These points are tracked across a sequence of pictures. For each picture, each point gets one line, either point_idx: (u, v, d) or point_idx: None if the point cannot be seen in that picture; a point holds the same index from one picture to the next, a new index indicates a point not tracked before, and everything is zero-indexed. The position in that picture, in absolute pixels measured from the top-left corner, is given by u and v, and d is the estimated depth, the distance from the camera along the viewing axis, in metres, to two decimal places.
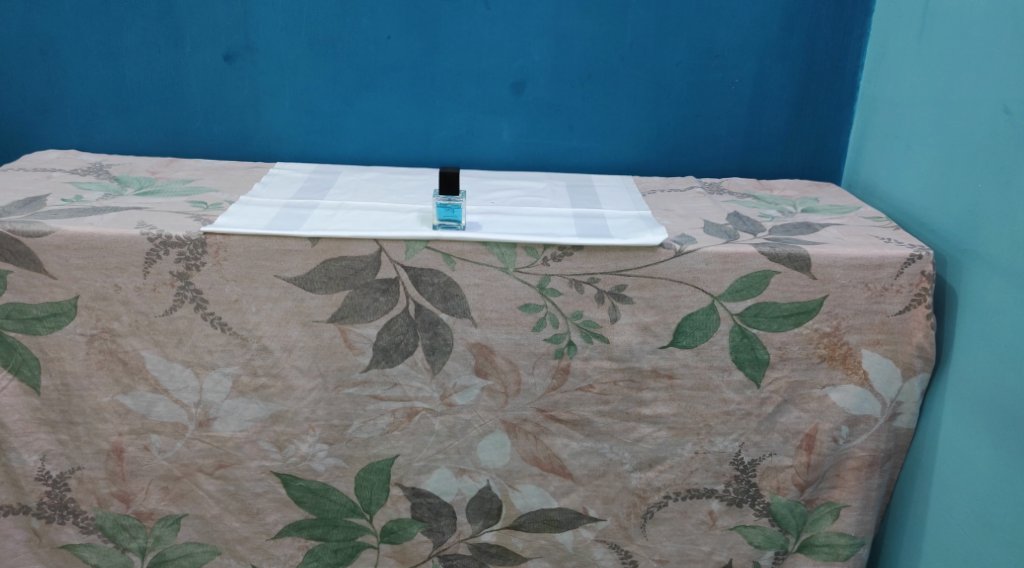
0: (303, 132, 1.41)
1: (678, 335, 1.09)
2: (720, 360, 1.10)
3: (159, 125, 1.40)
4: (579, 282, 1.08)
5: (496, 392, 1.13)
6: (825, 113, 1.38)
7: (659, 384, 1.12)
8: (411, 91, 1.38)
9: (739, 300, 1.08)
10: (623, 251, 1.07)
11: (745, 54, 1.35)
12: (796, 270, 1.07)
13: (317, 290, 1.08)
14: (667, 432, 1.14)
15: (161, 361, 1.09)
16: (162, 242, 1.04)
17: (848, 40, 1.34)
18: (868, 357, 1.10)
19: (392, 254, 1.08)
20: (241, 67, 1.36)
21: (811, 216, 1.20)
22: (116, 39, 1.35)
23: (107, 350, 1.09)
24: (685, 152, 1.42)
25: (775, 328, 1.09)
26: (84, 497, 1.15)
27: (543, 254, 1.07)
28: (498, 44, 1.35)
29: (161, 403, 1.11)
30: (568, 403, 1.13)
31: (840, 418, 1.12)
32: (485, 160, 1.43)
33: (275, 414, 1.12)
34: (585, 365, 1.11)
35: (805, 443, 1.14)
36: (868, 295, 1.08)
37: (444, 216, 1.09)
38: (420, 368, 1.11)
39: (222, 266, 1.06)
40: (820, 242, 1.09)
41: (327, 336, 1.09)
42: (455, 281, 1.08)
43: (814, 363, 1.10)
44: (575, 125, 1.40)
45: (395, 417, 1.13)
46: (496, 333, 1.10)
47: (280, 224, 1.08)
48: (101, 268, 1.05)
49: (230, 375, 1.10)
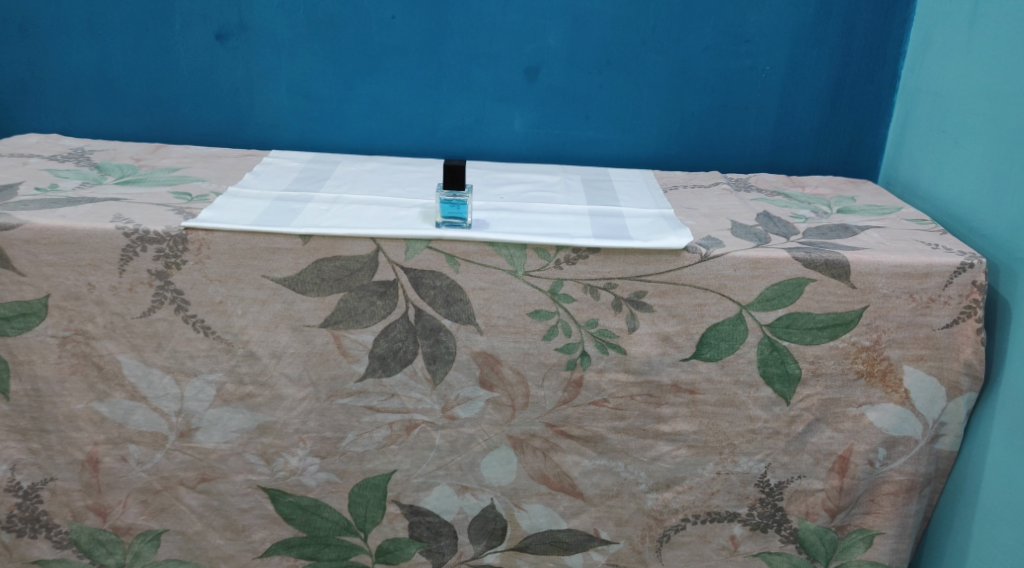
0: (301, 117, 1.32)
1: (702, 347, 1.00)
2: (747, 375, 1.01)
3: (148, 109, 1.31)
4: (594, 287, 0.99)
5: (502, 406, 1.04)
6: (863, 105, 1.29)
7: (679, 399, 1.03)
8: (417, 76, 1.29)
9: (769, 310, 0.98)
10: (644, 254, 0.98)
11: (777, 39, 1.25)
12: (833, 277, 0.97)
13: (309, 293, 0.99)
14: (686, 450, 1.05)
15: (139, 366, 1.01)
16: (139, 237, 0.96)
17: (891, 25, 1.24)
18: (911, 375, 1.00)
19: (391, 254, 0.98)
20: (234, 47, 1.27)
21: (849, 217, 1.10)
22: (101, 16, 1.26)
23: (80, 354, 1.00)
24: (710, 144, 1.33)
25: (809, 340, 0.99)
26: (57, 510, 1.07)
27: (556, 257, 0.98)
28: (512, 25, 1.25)
29: (139, 412, 1.03)
30: (580, 418, 1.04)
31: (877, 440, 1.03)
32: (495, 151, 1.34)
33: (262, 425, 1.04)
34: (600, 378, 1.02)
35: (837, 466, 1.04)
36: (913, 307, 0.97)
37: (448, 213, 1.00)
38: (420, 378, 1.02)
39: (205, 265, 0.97)
40: (860, 247, 0.99)
41: (319, 342, 1.00)
42: (459, 285, 0.99)
43: (850, 380, 1.00)
44: (592, 115, 1.31)
45: (393, 430, 1.05)
46: (503, 342, 1.01)
47: (270, 219, 0.99)
48: (73, 265, 0.97)
49: (214, 383, 1.02)
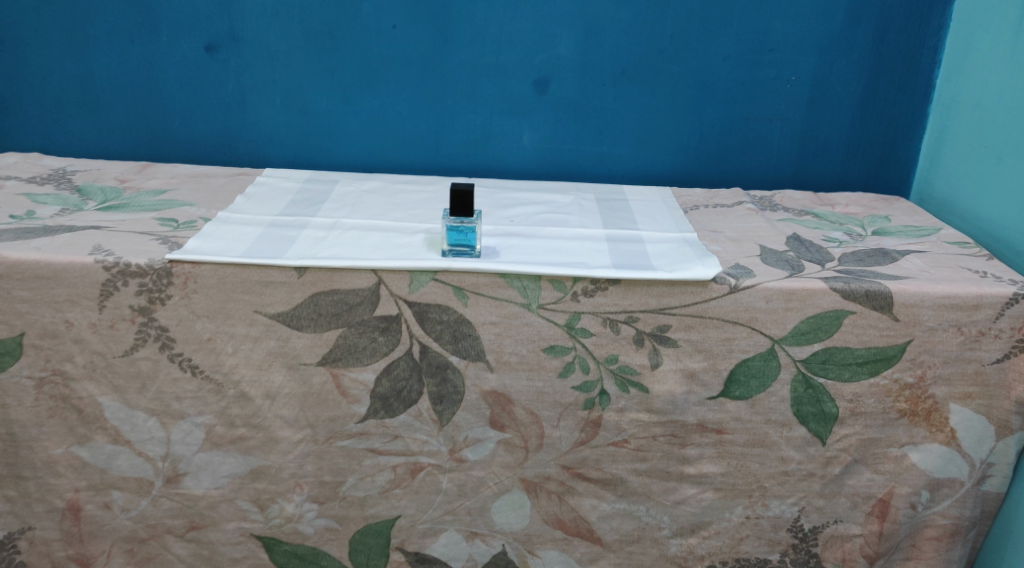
0: (296, 133, 1.24)
1: (730, 384, 0.92)
2: (780, 414, 0.93)
3: (134, 125, 1.24)
4: (614, 321, 0.91)
5: (514, 447, 0.96)
6: (894, 117, 1.22)
7: (706, 440, 0.95)
8: (419, 89, 1.21)
9: (805, 345, 0.90)
10: (668, 286, 0.89)
11: (803, 47, 1.18)
12: (875, 309, 0.89)
13: (305, 329, 0.91)
14: (713, 493, 0.97)
15: (122, 409, 0.93)
16: (120, 271, 0.88)
17: (925, 32, 1.17)
18: (957, 413, 0.93)
19: (393, 287, 0.90)
20: (225, 59, 1.19)
21: (885, 241, 1.02)
22: (84, 27, 1.18)
23: (58, 396, 0.92)
24: (731, 159, 1.25)
25: (847, 377, 0.91)
26: (36, 561, 0.99)
27: (573, 289, 0.90)
28: (521, 35, 1.18)
29: (123, 456, 0.95)
30: (598, 460, 0.97)
31: (920, 482, 0.95)
32: (503, 167, 1.26)
33: (256, 469, 0.96)
34: (620, 418, 0.94)
35: (877, 510, 0.97)
36: (961, 341, 0.90)
37: (455, 241, 0.92)
38: (426, 419, 0.94)
39: (193, 300, 0.90)
40: (903, 276, 0.91)
41: (317, 382, 0.93)
42: (468, 319, 0.91)
43: (891, 419, 0.93)
44: (606, 129, 1.24)
45: (396, 473, 0.97)
46: (516, 380, 0.93)
47: (261, 250, 0.92)
48: (48, 301, 0.89)
49: (203, 425, 0.94)
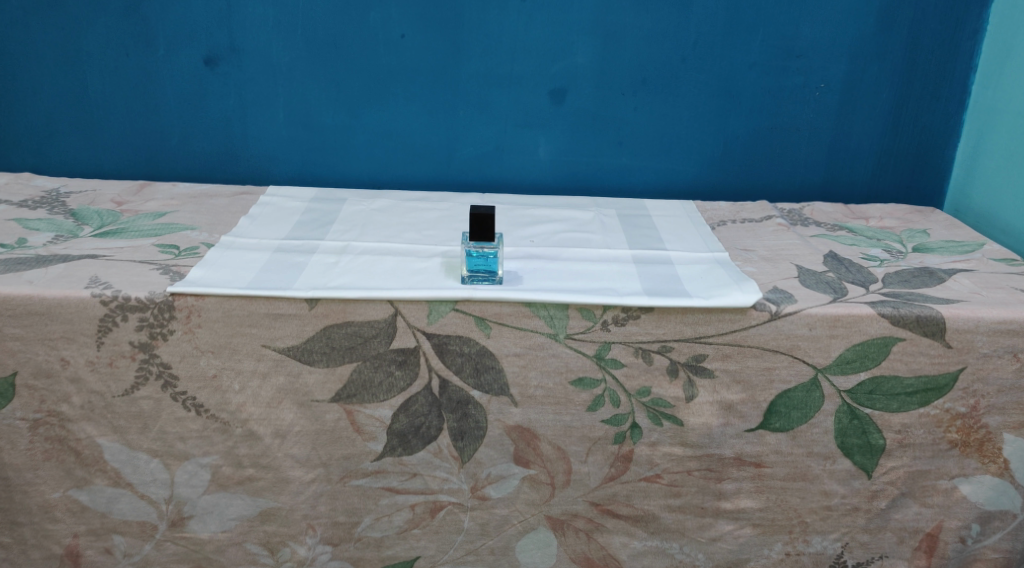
0: (300, 149, 1.18)
1: (770, 416, 0.87)
2: (822, 447, 0.88)
3: (130, 142, 1.18)
4: (647, 351, 0.85)
5: (540, 483, 0.91)
6: (927, 124, 1.16)
7: (743, 474, 0.89)
8: (429, 101, 1.15)
9: (850, 374, 0.85)
10: (704, 314, 0.83)
11: (832, 53, 1.12)
12: (926, 336, 0.83)
13: (317, 364, 0.85)
14: (751, 529, 0.92)
15: (123, 450, 0.87)
16: (118, 305, 0.82)
17: (960, 36, 1.11)
18: (1012, 443, 0.87)
19: (410, 318, 0.84)
20: (225, 73, 1.13)
21: (928, 258, 0.97)
22: (75, 40, 1.12)
23: (55, 438, 0.87)
24: (757, 170, 1.20)
25: (895, 407, 0.86)
26: None
27: (603, 317, 0.84)
28: (536, 43, 1.12)
29: (124, 500, 0.89)
30: (629, 496, 0.91)
31: (970, 515, 0.90)
32: (517, 181, 1.20)
33: (266, 511, 0.91)
34: (652, 452, 0.89)
35: (924, 545, 0.92)
36: (1017, 368, 0.84)
37: (475, 266, 0.86)
38: (446, 456, 0.89)
39: (196, 335, 0.84)
40: (954, 299, 0.85)
41: (330, 419, 0.87)
42: (490, 351, 0.85)
43: (941, 450, 0.88)
44: (625, 140, 1.18)
45: (415, 513, 0.92)
46: (542, 414, 0.88)
47: (269, 280, 0.86)
48: (41, 338, 0.83)
49: (209, 466, 0.88)
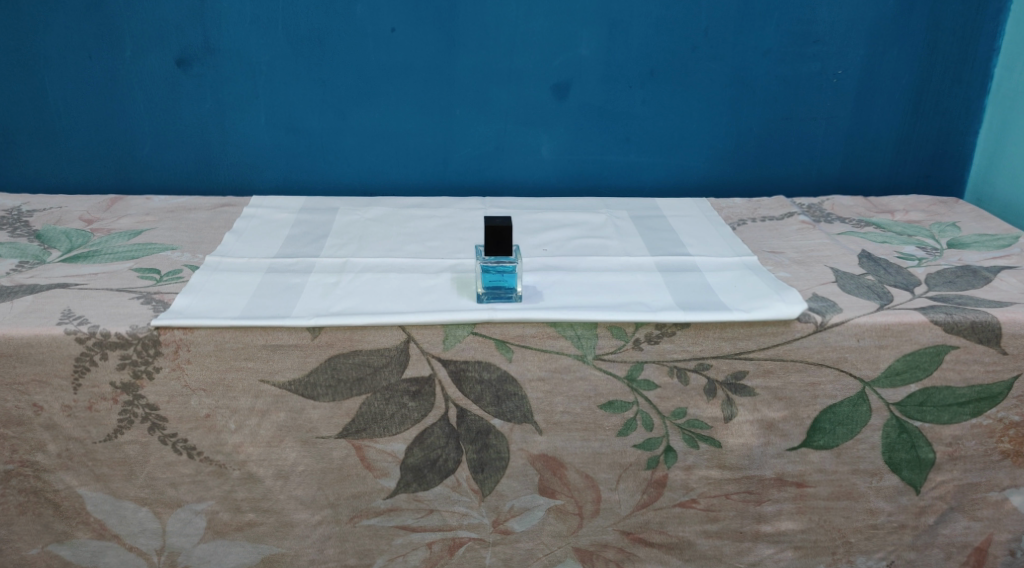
0: (285, 155, 1.09)
1: (814, 433, 0.81)
2: (869, 463, 0.82)
3: (97, 154, 1.08)
4: (682, 370, 0.78)
5: (567, 514, 0.84)
6: (948, 110, 1.11)
7: (785, 494, 0.83)
8: (423, 100, 1.07)
9: (899, 386, 0.79)
10: (745, 328, 0.77)
11: (851, 38, 1.06)
12: (981, 343, 0.78)
13: (322, 398, 0.77)
14: (792, 552, 0.86)
15: (107, 500, 0.79)
16: (96, 342, 0.73)
17: (984, 16, 1.06)
18: None
19: (424, 344, 0.76)
20: (199, 75, 1.04)
21: (966, 255, 0.91)
22: (32, 42, 1.02)
23: (29, 490, 0.78)
24: (771, 163, 1.13)
25: (946, 419, 0.80)
26: None
27: (634, 335, 0.77)
28: (536, 35, 1.04)
29: (111, 552, 0.81)
30: (663, 523, 0.85)
31: (1021, 527, 0.85)
32: (519, 182, 1.13)
33: (269, 557, 0.83)
34: (687, 476, 0.82)
35: (973, 559, 0.87)
36: None
37: (491, 283, 0.78)
38: (465, 490, 0.81)
39: (186, 372, 0.75)
40: (1007, 302, 0.79)
41: (337, 456, 0.79)
42: (512, 376, 0.78)
43: (993, 461, 0.82)
44: (634, 136, 1.11)
45: (432, 551, 0.84)
46: (569, 442, 0.81)
47: (264, 307, 0.77)
48: (10, 382, 0.74)
49: (204, 513, 0.80)
